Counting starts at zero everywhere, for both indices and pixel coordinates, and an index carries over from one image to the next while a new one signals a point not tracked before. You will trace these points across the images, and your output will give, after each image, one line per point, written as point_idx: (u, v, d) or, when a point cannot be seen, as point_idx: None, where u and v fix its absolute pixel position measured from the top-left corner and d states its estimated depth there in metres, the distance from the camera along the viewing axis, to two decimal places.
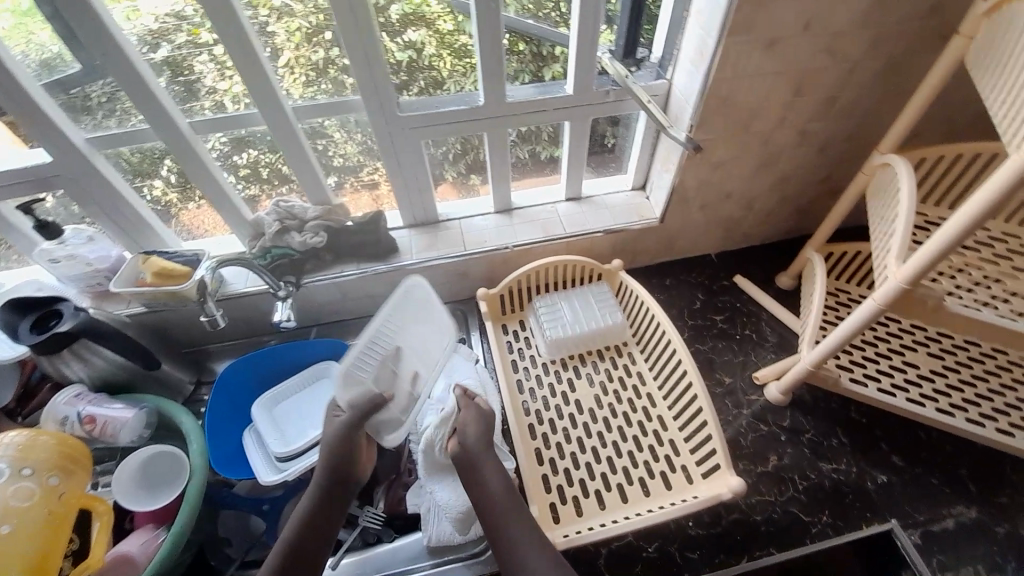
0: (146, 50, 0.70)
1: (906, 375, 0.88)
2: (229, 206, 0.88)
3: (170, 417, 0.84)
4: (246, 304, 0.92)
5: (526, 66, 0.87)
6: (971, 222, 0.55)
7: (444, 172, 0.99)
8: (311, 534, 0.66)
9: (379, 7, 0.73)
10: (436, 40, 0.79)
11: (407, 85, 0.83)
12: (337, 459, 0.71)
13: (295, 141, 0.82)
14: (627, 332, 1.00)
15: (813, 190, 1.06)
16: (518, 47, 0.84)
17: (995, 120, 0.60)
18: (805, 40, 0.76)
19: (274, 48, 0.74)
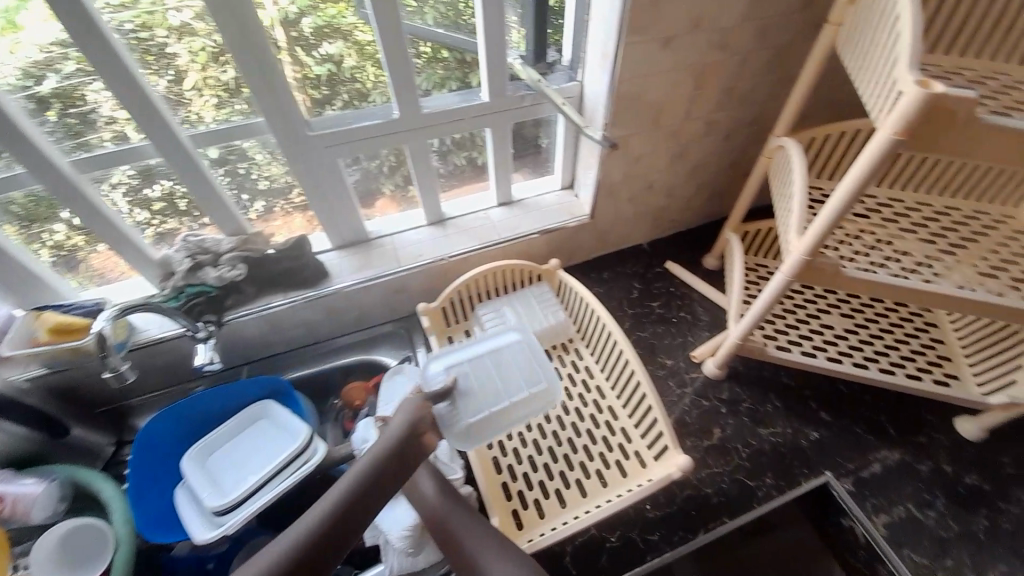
0: (29, 84, 0.63)
1: (824, 337, 0.95)
2: (131, 248, 0.81)
3: (87, 486, 0.76)
4: (164, 351, 0.85)
5: (452, 73, 0.86)
6: (855, 188, 0.58)
7: (382, 185, 0.96)
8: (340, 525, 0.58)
9: (289, 20, 0.70)
10: (357, 51, 0.76)
11: (330, 99, 0.80)
12: (402, 444, 0.64)
13: (195, 172, 0.77)
14: (571, 328, 1.02)
15: (727, 173, 1.13)
16: (441, 54, 0.83)
17: (863, 91, 0.65)
18: (697, 36, 0.81)
19: (178, 70, 0.69)
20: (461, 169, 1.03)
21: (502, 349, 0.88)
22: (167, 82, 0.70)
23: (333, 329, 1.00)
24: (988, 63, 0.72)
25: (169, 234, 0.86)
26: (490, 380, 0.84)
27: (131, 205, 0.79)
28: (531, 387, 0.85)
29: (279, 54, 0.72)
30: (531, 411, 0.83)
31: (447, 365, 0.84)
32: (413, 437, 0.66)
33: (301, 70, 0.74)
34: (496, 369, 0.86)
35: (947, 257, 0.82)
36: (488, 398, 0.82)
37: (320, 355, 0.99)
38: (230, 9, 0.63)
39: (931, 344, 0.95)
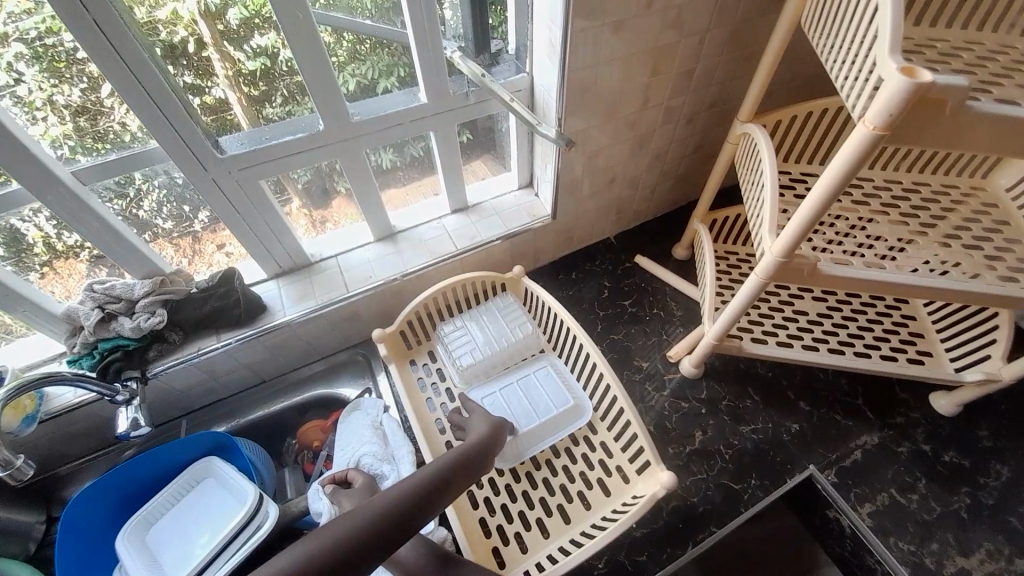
0: None
1: (798, 324, 0.93)
2: (26, 305, 0.69)
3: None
4: (81, 418, 0.76)
5: (397, 61, 0.75)
6: (854, 160, 0.49)
7: (335, 183, 0.85)
8: (375, 535, 0.50)
9: (211, 11, 0.59)
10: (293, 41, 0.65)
11: (268, 97, 0.69)
12: (456, 470, 0.62)
13: (88, 213, 0.66)
14: (542, 339, 0.96)
15: (690, 159, 1.08)
16: (385, 43, 0.73)
17: (827, 66, 0.59)
18: (650, 18, 0.74)
19: (92, 77, 0.58)
20: (408, 177, 0.93)
21: (532, 373, 0.92)
22: (82, 90, 0.59)
23: (280, 366, 0.91)
24: (957, 34, 0.67)
25: (80, 278, 0.75)
26: (522, 402, 0.88)
27: (60, 227, 0.68)
28: (558, 405, 0.87)
29: (204, 50, 0.61)
30: (560, 430, 0.85)
31: (484, 395, 0.90)
32: (465, 465, 0.64)
33: (231, 65, 0.64)
34: (528, 392, 0.90)
35: (919, 237, 0.79)
36: (519, 418, 0.86)
37: (269, 396, 0.90)
38: (89, 25, 0.52)
39: (902, 321, 0.94)
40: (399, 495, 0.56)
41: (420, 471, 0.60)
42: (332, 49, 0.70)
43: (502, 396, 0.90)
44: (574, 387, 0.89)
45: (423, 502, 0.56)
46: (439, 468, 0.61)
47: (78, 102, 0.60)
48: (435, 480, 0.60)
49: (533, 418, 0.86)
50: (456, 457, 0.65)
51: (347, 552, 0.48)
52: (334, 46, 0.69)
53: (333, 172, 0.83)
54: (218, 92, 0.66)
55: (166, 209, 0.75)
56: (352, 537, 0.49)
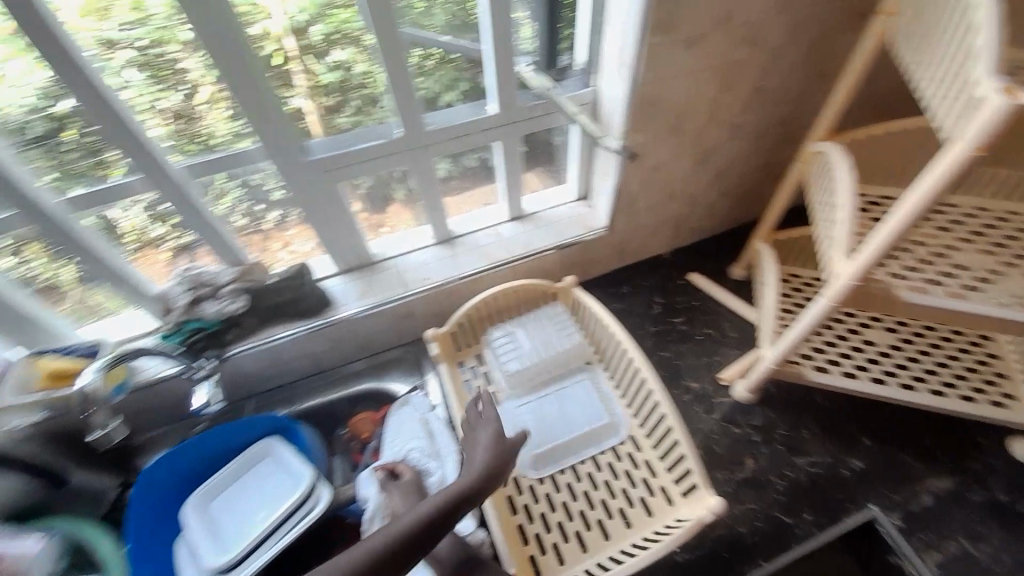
0: (46, 104, 0.61)
1: (867, 356, 0.87)
2: (127, 283, 0.79)
3: (85, 544, 0.72)
4: (163, 391, 0.83)
5: (462, 75, 0.80)
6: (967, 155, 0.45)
7: (393, 190, 0.90)
8: (403, 546, 0.56)
9: (295, 29, 0.66)
10: (367, 56, 0.72)
11: (339, 108, 0.75)
12: (481, 485, 0.64)
13: (192, 203, 0.74)
14: (589, 350, 0.95)
15: (755, 177, 1.05)
16: (451, 57, 0.77)
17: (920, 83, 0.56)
18: (723, 34, 0.74)
19: (191, 84, 0.66)
20: (469, 179, 0.96)
21: (570, 386, 0.93)
22: (182, 96, 0.66)
23: (339, 357, 0.97)
24: None
25: (174, 259, 0.83)
26: (558, 415, 0.89)
27: (160, 217, 0.76)
28: (594, 422, 0.87)
29: (287, 64, 0.68)
30: (599, 444, 0.86)
31: (520, 405, 0.91)
32: (489, 479, 0.65)
33: (311, 78, 0.71)
34: (565, 405, 0.90)
35: (1009, 270, 0.73)
36: (552, 434, 0.87)
37: (328, 384, 0.96)
38: (218, 33, 0.60)
39: (987, 360, 0.86)
40: (431, 507, 0.60)
41: (452, 485, 0.63)
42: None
43: (536, 410, 0.90)
44: (613, 406, 0.89)
45: (446, 519, 0.60)
46: (468, 482, 0.64)
47: (176, 107, 0.67)
48: (459, 493, 0.62)
49: (568, 431, 0.87)
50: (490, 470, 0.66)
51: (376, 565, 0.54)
52: None
53: (391, 181, 0.88)
54: (296, 101, 0.71)
55: (239, 211, 0.81)
56: (381, 551, 0.55)
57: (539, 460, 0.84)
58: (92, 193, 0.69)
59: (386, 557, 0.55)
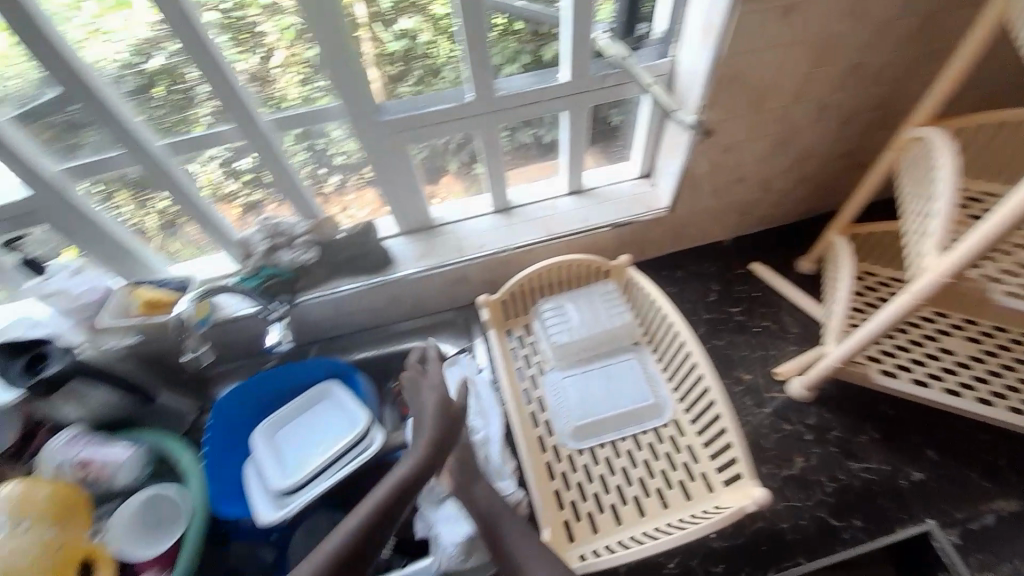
0: (138, 61, 0.67)
1: (940, 368, 0.81)
2: (215, 226, 0.85)
3: (169, 456, 0.75)
4: (241, 329, 0.90)
5: (525, 47, 0.81)
6: None
7: (446, 163, 0.93)
8: (380, 517, 0.62)
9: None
10: (432, 25, 0.74)
11: (402, 77, 0.78)
12: (437, 452, 0.68)
13: (276, 156, 0.78)
14: (638, 331, 0.95)
15: (837, 165, 0.98)
16: (515, 27, 0.78)
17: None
18: (823, 5, 0.69)
19: (267, 48, 0.70)
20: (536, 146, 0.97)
21: (616, 364, 0.92)
22: (258, 60, 0.71)
23: (394, 314, 1.01)
24: None
25: (254, 206, 0.89)
26: (602, 392, 0.89)
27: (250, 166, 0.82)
28: (637, 402, 0.87)
29: (357, 32, 0.70)
30: (641, 424, 0.86)
31: (565, 376, 0.92)
32: (441, 442, 0.69)
33: (378, 45, 0.73)
34: (610, 382, 0.90)
35: None
36: (594, 408, 0.87)
37: (382, 339, 1.01)
38: None
39: None
40: (396, 484, 0.64)
41: (411, 457, 0.67)
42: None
43: (582, 383, 0.91)
44: (659, 387, 0.89)
45: (411, 488, 0.65)
46: (426, 451, 0.67)
47: (253, 69, 0.71)
48: (418, 463, 0.66)
49: (610, 408, 0.87)
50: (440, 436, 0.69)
51: (362, 540, 0.61)
52: None
53: (447, 151, 0.91)
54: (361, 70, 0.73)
55: (305, 171, 0.86)
56: (360, 526, 0.61)
57: (578, 432, 0.85)
58: (190, 140, 0.75)
59: (367, 531, 0.61)
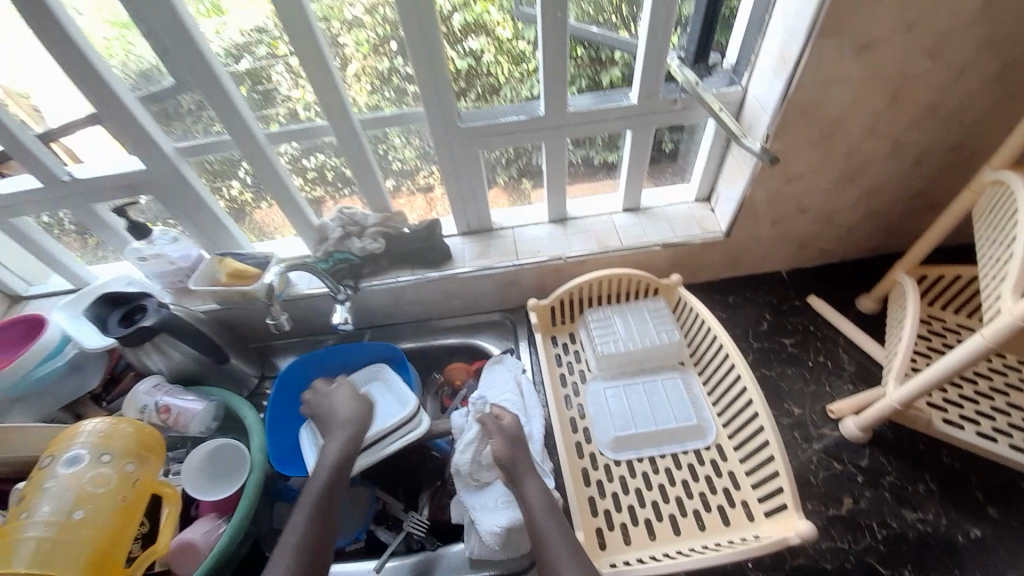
0: (229, 62, 0.75)
1: (980, 429, 0.81)
2: (297, 210, 0.92)
3: (235, 412, 0.81)
4: (308, 307, 0.97)
5: (583, 72, 0.84)
6: None
7: (496, 176, 0.98)
8: (323, 507, 0.66)
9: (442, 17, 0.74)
10: (496, 46, 0.79)
11: (464, 93, 0.83)
12: (353, 446, 0.74)
13: (360, 151, 0.85)
14: (684, 351, 0.95)
15: (906, 205, 0.96)
16: (575, 52, 0.81)
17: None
18: (904, 43, 0.69)
19: (343, 58, 0.77)
20: (585, 167, 1.00)
21: (661, 382, 0.92)
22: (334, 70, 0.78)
23: (445, 310, 1.05)
24: None
25: (315, 202, 0.97)
26: (643, 406, 0.89)
27: (331, 159, 0.90)
28: (680, 420, 0.86)
29: None
30: (682, 443, 0.85)
31: (608, 387, 0.92)
32: (354, 439, 0.75)
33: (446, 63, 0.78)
34: (652, 398, 0.90)
35: None
36: (635, 420, 0.87)
37: (432, 332, 1.05)
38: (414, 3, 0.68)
39: None
40: (325, 479, 0.69)
41: (329, 455, 0.72)
42: (528, 57, 0.81)
43: (623, 395, 0.91)
44: (702, 408, 0.88)
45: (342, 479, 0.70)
46: (345, 449, 0.73)
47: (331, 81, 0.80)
48: (340, 459, 0.72)
49: (651, 423, 0.86)
50: (355, 434, 0.76)
51: (318, 534, 0.63)
52: (530, 55, 0.81)
53: (499, 165, 0.96)
54: None
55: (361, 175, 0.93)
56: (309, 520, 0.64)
57: (618, 443, 0.85)
58: (289, 131, 0.83)
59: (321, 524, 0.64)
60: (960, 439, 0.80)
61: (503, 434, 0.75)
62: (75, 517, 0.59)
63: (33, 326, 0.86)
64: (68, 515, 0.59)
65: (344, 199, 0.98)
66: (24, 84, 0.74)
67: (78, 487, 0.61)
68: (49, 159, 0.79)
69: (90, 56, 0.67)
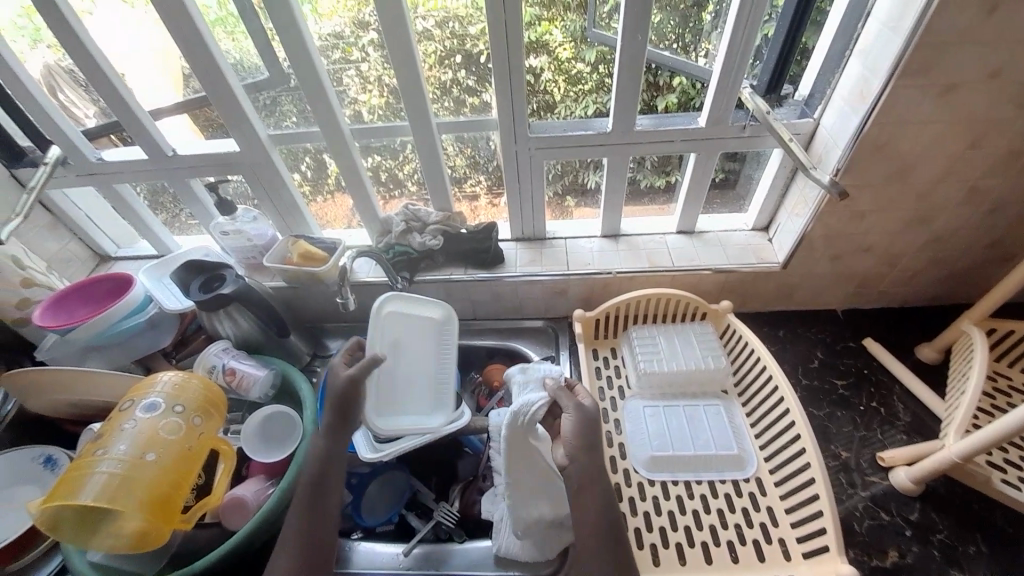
0: None
1: None
2: (365, 204, 0.98)
3: (291, 383, 0.86)
4: (366, 293, 1.02)
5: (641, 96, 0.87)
6: None
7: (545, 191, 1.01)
8: (312, 500, 0.65)
9: None
10: (556, 66, 0.83)
11: None
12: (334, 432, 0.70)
13: (431, 150, 0.90)
14: (729, 378, 0.93)
15: (976, 254, 0.93)
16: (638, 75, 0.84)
17: None
18: (988, 89, 0.68)
19: None
20: (634, 190, 1.02)
21: (702, 407, 0.91)
22: None
23: (490, 312, 1.08)
24: None
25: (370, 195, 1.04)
26: (683, 429, 0.88)
27: (397, 158, 0.95)
28: (720, 448, 0.85)
29: None
30: (720, 471, 0.83)
31: (647, 405, 0.92)
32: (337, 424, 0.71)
33: None
34: (692, 422, 0.89)
35: None
36: (674, 443, 0.86)
37: (476, 332, 1.08)
38: (499, 20, 0.72)
39: None
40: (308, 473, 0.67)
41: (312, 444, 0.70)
42: (584, 79, 0.85)
43: (663, 415, 0.90)
44: (744, 438, 0.86)
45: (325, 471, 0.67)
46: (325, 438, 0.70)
47: None
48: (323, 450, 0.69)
49: (689, 447, 0.85)
50: (336, 422, 0.71)
51: (310, 531, 0.63)
52: (589, 75, 0.85)
53: (550, 178, 0.99)
54: (486, 97, 0.86)
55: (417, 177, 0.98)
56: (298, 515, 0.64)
57: (654, 462, 0.84)
58: (378, 128, 0.89)
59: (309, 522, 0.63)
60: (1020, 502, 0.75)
61: (581, 409, 0.73)
62: (147, 458, 0.64)
63: (122, 285, 0.93)
64: (141, 456, 0.64)
65: (399, 199, 1.04)
66: (142, 67, 0.82)
67: (151, 430, 0.66)
68: (157, 133, 0.87)
69: (211, 46, 0.75)
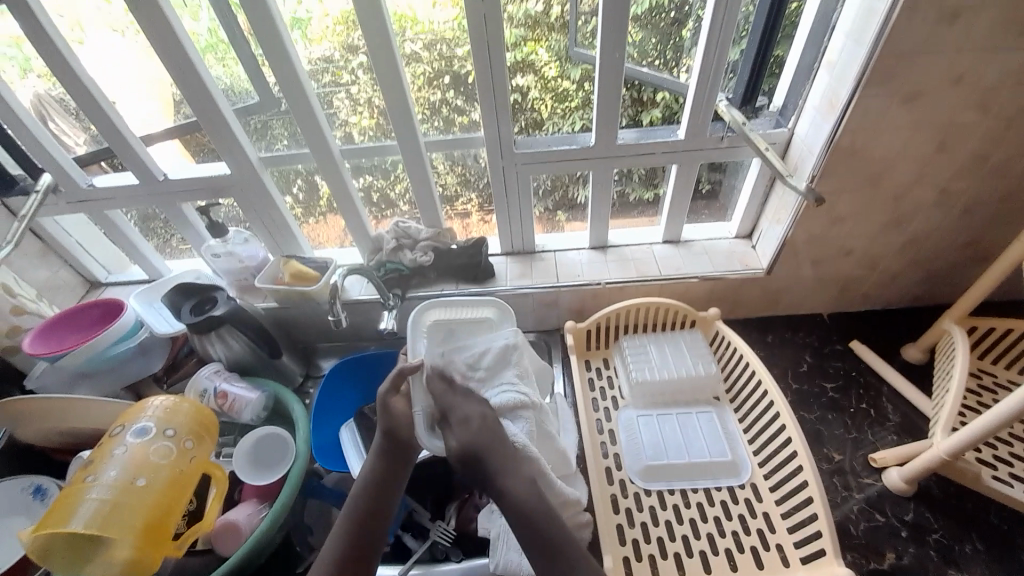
0: None
1: None
2: (357, 223, 0.99)
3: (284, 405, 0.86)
4: (358, 311, 1.02)
5: (624, 111, 0.90)
6: None
7: (534, 206, 1.03)
8: (357, 534, 0.65)
9: None
10: (541, 84, 0.85)
11: None
12: (388, 462, 0.70)
13: (420, 168, 0.91)
14: (720, 385, 0.94)
15: (954, 255, 0.95)
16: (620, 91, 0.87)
17: None
18: (951, 96, 0.71)
19: None
20: (622, 203, 1.05)
21: (695, 414, 0.92)
22: None
23: None
24: None
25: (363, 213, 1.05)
26: (676, 437, 0.88)
27: (388, 177, 0.97)
28: (714, 455, 0.85)
29: None
30: (715, 478, 0.83)
31: (640, 414, 0.92)
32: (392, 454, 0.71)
33: None
34: (685, 430, 0.89)
35: None
36: (668, 452, 0.86)
37: None
38: (483, 42, 0.75)
39: None
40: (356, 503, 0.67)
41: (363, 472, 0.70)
42: (570, 96, 0.88)
43: (656, 424, 0.91)
44: (737, 444, 0.86)
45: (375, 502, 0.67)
46: (378, 467, 0.70)
47: None
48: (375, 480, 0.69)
49: (683, 455, 0.86)
50: (390, 447, 0.71)
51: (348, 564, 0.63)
52: (575, 92, 0.87)
53: (538, 193, 1.01)
54: (473, 116, 0.88)
55: (408, 196, 1.00)
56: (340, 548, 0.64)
57: (648, 472, 0.84)
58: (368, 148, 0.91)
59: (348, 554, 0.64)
60: (1010, 497, 0.76)
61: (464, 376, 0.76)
62: (138, 484, 0.63)
63: (112, 311, 0.93)
64: (132, 481, 0.63)
65: (390, 218, 1.05)
66: (134, 95, 0.84)
67: (142, 456, 0.66)
68: (148, 159, 0.88)
69: (201, 71, 0.77)
